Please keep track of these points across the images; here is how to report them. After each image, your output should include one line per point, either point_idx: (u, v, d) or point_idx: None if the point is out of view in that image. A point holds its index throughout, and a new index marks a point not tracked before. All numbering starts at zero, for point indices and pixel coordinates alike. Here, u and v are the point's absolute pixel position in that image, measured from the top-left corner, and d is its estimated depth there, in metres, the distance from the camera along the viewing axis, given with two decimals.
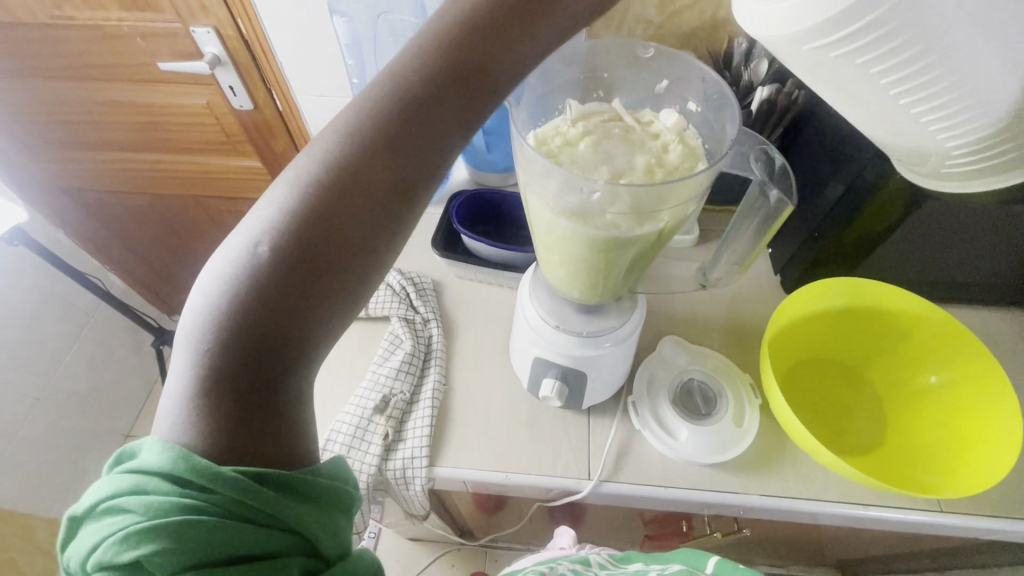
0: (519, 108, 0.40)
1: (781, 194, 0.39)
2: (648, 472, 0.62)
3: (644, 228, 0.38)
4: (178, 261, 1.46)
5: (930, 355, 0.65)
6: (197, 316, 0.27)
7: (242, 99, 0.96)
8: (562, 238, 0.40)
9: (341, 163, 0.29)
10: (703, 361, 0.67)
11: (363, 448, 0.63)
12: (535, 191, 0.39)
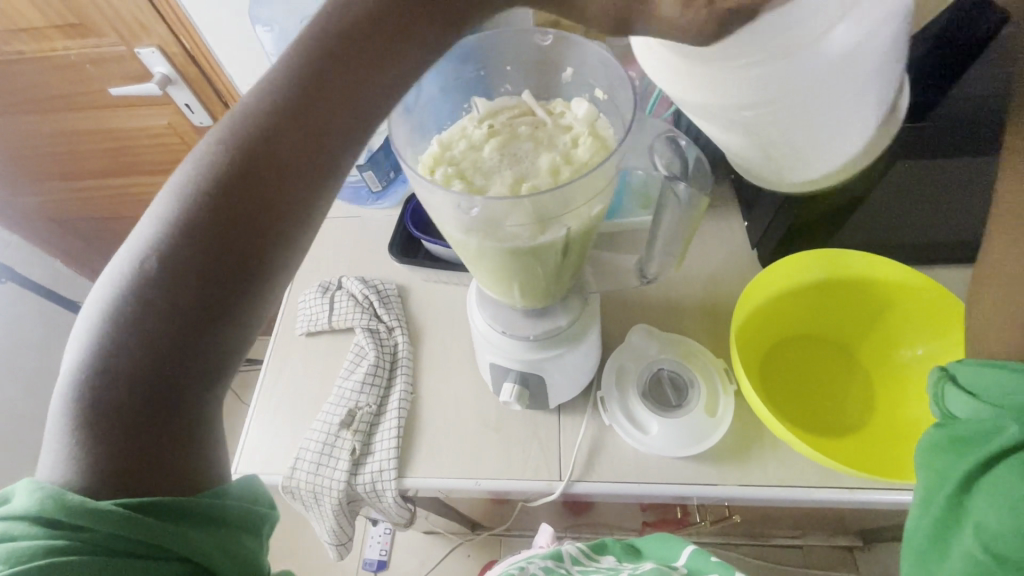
0: (408, 117, 0.37)
1: (690, 188, 0.39)
2: (621, 469, 0.60)
3: (554, 235, 0.36)
4: None
5: (910, 326, 0.61)
6: (81, 346, 0.27)
7: (201, 116, 0.95)
8: (474, 251, 0.38)
9: (222, 175, 0.27)
10: (674, 348, 0.64)
11: (332, 464, 0.63)
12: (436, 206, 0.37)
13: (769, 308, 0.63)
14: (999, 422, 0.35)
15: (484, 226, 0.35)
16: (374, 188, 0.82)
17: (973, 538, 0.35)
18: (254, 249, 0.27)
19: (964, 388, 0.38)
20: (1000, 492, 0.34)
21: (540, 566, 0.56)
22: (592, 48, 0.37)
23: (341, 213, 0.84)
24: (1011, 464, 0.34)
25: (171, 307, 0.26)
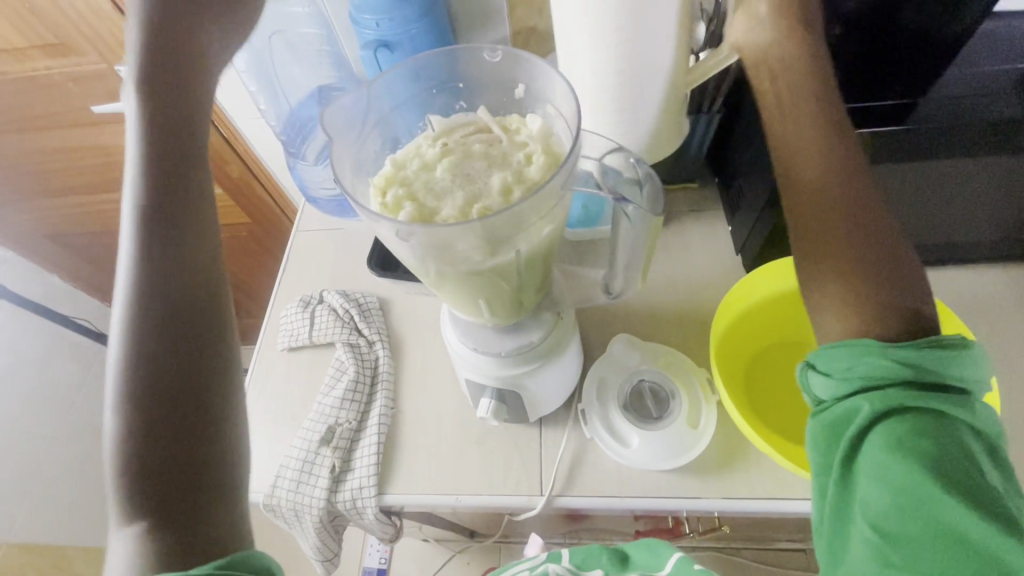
0: (350, 137, 0.38)
1: None
2: (603, 483, 0.59)
3: (507, 258, 0.35)
4: None
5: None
6: (113, 443, 0.34)
7: None
8: (428, 274, 0.38)
9: (148, 283, 0.36)
10: (655, 358, 0.63)
11: (311, 482, 0.62)
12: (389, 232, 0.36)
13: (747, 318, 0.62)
14: (857, 402, 0.39)
15: (436, 251, 0.34)
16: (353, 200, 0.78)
17: (864, 513, 0.37)
18: (209, 317, 0.37)
19: (823, 373, 0.42)
20: (879, 467, 0.37)
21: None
22: (541, 64, 0.37)
23: (324, 225, 0.84)
24: (879, 437, 0.37)
25: (168, 373, 0.35)
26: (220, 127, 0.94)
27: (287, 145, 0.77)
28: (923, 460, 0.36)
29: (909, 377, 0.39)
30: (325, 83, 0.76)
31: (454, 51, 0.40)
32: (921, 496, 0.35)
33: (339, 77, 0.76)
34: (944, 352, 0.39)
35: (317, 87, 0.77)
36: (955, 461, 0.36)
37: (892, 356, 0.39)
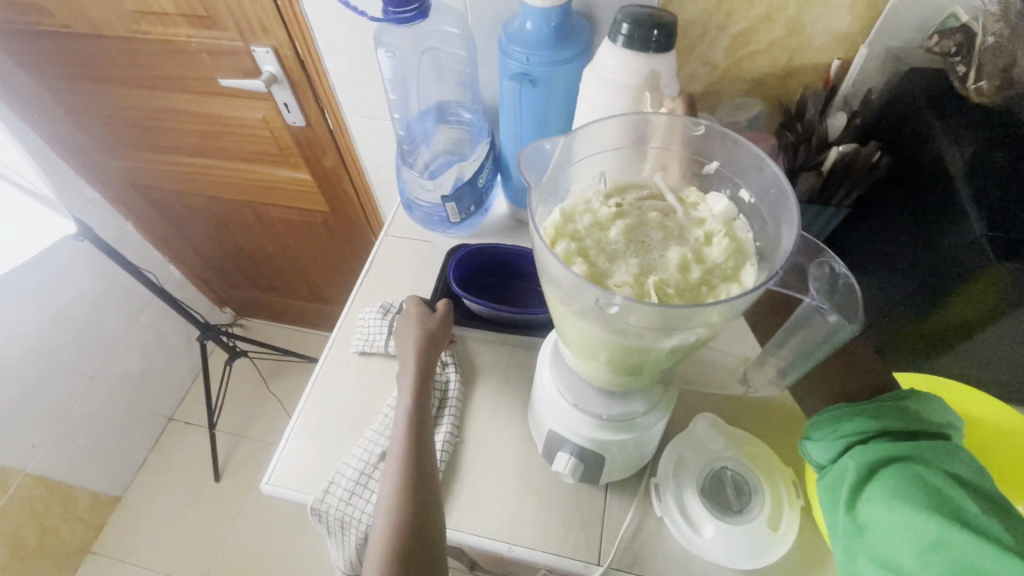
0: (542, 183, 0.40)
1: (840, 316, 0.38)
2: (665, 566, 0.56)
3: (665, 342, 0.33)
4: (232, 260, 1.52)
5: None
6: None
7: (296, 116, 0.97)
8: (570, 328, 0.37)
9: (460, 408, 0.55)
10: (739, 446, 0.60)
11: (364, 496, 0.61)
12: (549, 280, 0.35)
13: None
14: (847, 461, 0.44)
15: (598, 317, 0.33)
16: (452, 219, 0.78)
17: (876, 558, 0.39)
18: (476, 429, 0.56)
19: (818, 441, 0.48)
20: (870, 508, 0.41)
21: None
22: (757, 151, 0.38)
23: (413, 235, 0.84)
24: (872, 484, 0.41)
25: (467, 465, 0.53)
26: (330, 119, 0.96)
27: (399, 151, 0.79)
28: (902, 489, 0.39)
29: (884, 429, 0.45)
30: (444, 100, 0.78)
31: (653, 118, 0.41)
32: (907, 522, 0.38)
33: (461, 99, 0.78)
34: (910, 405, 0.45)
35: (435, 102, 0.78)
36: (934, 484, 0.39)
37: (861, 417, 0.46)
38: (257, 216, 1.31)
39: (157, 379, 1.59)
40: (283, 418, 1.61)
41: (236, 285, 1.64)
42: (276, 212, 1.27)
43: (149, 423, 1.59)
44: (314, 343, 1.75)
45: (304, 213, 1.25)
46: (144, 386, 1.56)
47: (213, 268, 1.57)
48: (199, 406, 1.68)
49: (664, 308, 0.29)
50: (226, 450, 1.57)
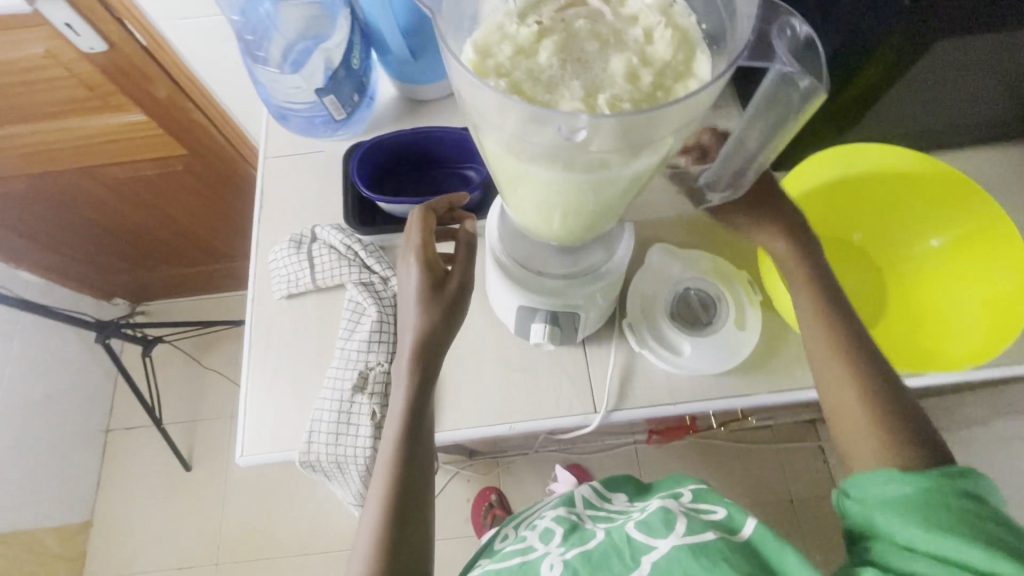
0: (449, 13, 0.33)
1: (815, 79, 0.37)
2: (655, 393, 0.59)
3: (636, 163, 0.29)
4: (95, 244, 1.29)
5: (939, 207, 0.60)
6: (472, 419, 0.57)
7: (90, 39, 0.75)
8: (526, 183, 0.32)
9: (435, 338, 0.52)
10: (696, 265, 0.61)
11: (352, 431, 0.58)
12: (489, 130, 0.30)
13: (805, 198, 0.62)
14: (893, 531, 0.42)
15: (561, 155, 0.28)
16: (337, 117, 0.67)
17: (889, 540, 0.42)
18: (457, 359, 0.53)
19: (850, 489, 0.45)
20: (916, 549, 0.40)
21: (553, 518, 0.63)
22: None
23: (299, 148, 0.73)
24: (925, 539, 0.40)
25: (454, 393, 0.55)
26: (138, 32, 0.75)
27: (244, 49, 0.64)
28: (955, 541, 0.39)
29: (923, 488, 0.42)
30: None
31: None
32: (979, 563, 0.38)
33: None
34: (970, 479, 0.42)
35: None
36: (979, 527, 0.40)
37: (907, 484, 0.42)
38: (101, 184, 1.08)
39: (70, 397, 1.41)
40: (234, 389, 1.52)
41: (114, 271, 1.42)
42: (122, 173, 1.05)
43: (85, 442, 1.44)
44: (234, 305, 1.60)
45: (157, 164, 1.04)
46: (59, 408, 1.38)
47: (77, 260, 1.33)
48: (134, 408, 1.54)
49: (633, 115, 0.25)
50: (185, 439, 1.47)
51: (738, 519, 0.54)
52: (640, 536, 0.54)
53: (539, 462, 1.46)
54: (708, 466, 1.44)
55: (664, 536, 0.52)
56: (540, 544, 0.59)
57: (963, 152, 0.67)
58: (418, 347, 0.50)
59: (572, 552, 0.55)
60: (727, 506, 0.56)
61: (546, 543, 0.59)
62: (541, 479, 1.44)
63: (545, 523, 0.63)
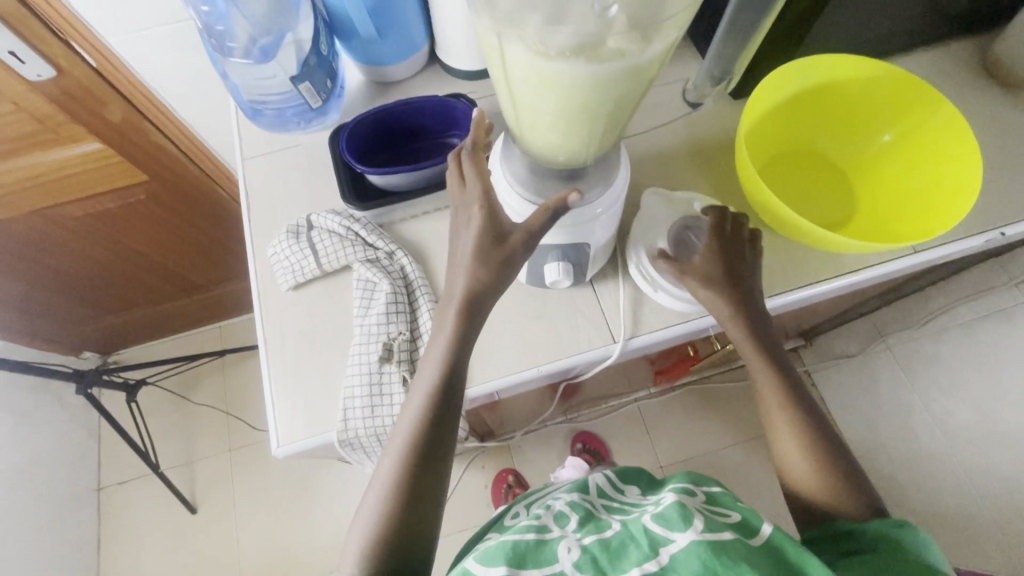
0: None
1: None
2: (667, 316, 0.63)
3: (652, 49, 0.32)
4: (56, 295, 1.22)
5: (883, 107, 0.66)
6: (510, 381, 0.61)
7: (37, 66, 0.73)
8: (548, 87, 0.34)
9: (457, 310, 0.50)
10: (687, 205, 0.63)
11: (386, 402, 0.59)
12: (515, 33, 0.32)
13: (768, 118, 0.66)
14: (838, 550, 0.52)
15: (581, 45, 0.31)
16: (313, 105, 0.68)
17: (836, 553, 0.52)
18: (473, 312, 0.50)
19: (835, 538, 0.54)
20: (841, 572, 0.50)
21: (567, 504, 0.60)
22: None
23: (276, 146, 0.72)
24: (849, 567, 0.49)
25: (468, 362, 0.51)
26: (87, 53, 0.73)
27: (206, 42, 0.62)
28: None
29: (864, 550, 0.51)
30: None
31: None
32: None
33: None
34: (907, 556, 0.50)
35: None
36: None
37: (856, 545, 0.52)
38: (59, 226, 1.02)
39: (54, 460, 1.34)
40: (229, 419, 1.48)
41: (79, 322, 1.35)
42: (80, 211, 1.01)
43: (78, 504, 1.37)
44: (212, 338, 1.55)
45: (117, 196, 1.01)
46: (46, 473, 1.30)
47: (38, 316, 1.26)
48: (124, 461, 1.47)
49: None
50: (187, 480, 1.42)
51: (754, 522, 0.52)
52: (656, 527, 0.50)
53: (548, 438, 1.48)
54: (707, 410, 1.50)
55: (683, 529, 0.49)
56: (555, 527, 0.55)
57: (892, 60, 0.75)
58: (443, 299, 0.51)
59: (588, 537, 0.52)
60: (742, 511, 0.54)
61: (561, 527, 0.55)
62: (553, 454, 1.46)
63: (556, 509, 0.59)
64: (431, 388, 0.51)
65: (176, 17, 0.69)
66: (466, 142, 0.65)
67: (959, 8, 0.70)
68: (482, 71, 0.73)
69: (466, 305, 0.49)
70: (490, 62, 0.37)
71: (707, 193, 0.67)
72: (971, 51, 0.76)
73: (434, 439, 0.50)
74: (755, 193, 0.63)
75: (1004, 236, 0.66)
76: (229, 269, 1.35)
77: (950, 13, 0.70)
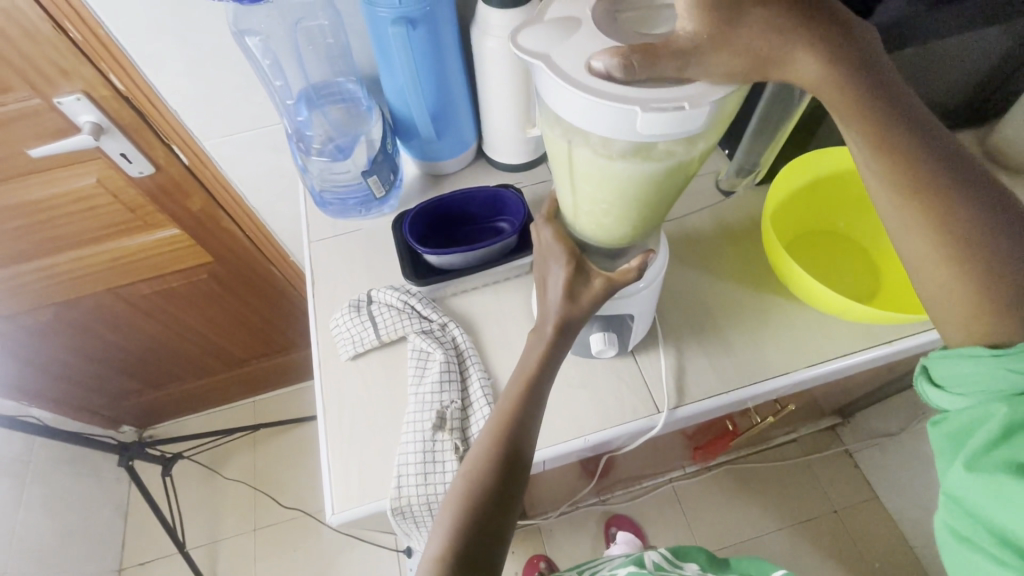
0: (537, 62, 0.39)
1: None
2: (708, 386, 0.65)
3: (697, 148, 0.39)
4: (110, 369, 1.28)
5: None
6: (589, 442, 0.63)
7: (140, 165, 0.84)
8: (610, 177, 0.40)
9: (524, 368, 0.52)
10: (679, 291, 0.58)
11: (439, 469, 0.61)
12: (580, 140, 0.39)
13: (791, 201, 0.72)
14: (990, 409, 0.38)
15: (632, 147, 0.38)
16: (377, 195, 0.76)
17: (986, 434, 0.38)
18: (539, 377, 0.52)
19: (941, 384, 0.42)
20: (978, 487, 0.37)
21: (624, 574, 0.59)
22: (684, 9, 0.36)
23: (339, 230, 0.80)
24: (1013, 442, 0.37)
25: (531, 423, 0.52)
26: (182, 154, 0.84)
27: (292, 144, 0.72)
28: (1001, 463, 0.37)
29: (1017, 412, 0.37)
30: (320, 82, 0.76)
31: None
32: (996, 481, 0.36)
33: (339, 75, 0.76)
34: None
35: (312, 84, 0.75)
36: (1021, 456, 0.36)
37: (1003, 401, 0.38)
38: (127, 303, 1.11)
39: (82, 536, 1.33)
40: (256, 496, 1.46)
41: (125, 396, 1.39)
42: (148, 288, 1.10)
43: None
44: (247, 412, 1.57)
45: (183, 275, 1.10)
46: (73, 550, 1.29)
47: (90, 389, 1.32)
48: (149, 538, 1.44)
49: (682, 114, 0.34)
50: (208, 561, 1.38)
51: None
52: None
53: (582, 521, 1.42)
54: (748, 492, 1.44)
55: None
56: None
57: None
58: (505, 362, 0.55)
59: None
60: None
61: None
62: (587, 539, 1.40)
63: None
64: (491, 449, 0.50)
65: (264, 124, 0.80)
66: (512, 225, 0.72)
67: (955, 106, 0.78)
68: (526, 164, 0.82)
69: (524, 370, 0.53)
70: (554, 160, 0.44)
71: (737, 269, 0.72)
72: (971, 141, 0.83)
73: (490, 502, 0.48)
74: (784, 269, 0.67)
75: None
76: (271, 345, 1.41)
77: (947, 110, 0.78)
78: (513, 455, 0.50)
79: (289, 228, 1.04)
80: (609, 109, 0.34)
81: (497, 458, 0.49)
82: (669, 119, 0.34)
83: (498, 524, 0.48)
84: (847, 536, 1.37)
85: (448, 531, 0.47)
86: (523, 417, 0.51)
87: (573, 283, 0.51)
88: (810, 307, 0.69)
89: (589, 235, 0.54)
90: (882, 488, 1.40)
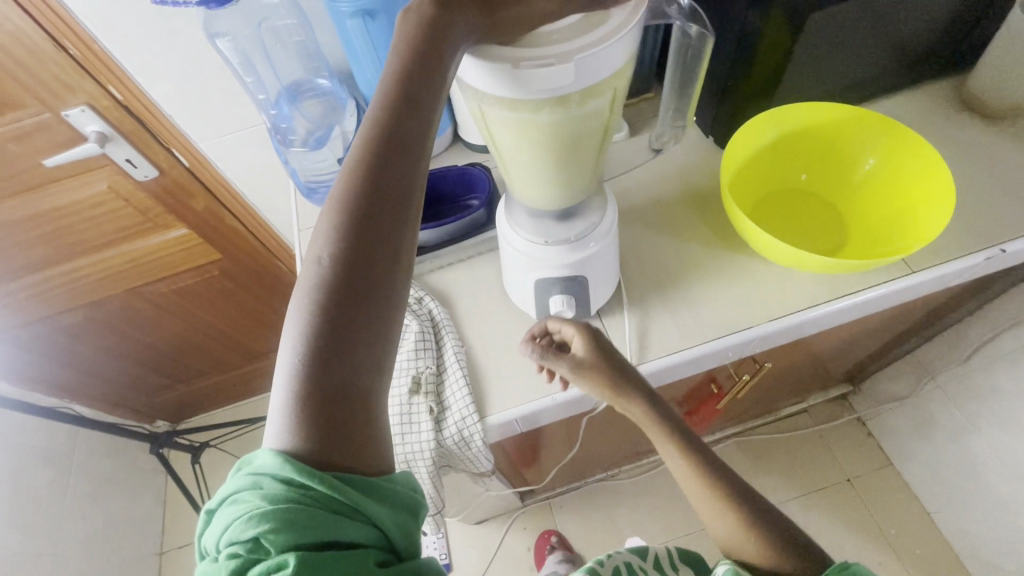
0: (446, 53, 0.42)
1: (699, 28, 0.53)
2: (672, 342, 0.67)
3: (602, 98, 0.42)
4: (138, 366, 1.38)
5: (866, 138, 0.71)
6: (560, 399, 0.66)
7: (145, 169, 0.92)
8: (526, 134, 0.44)
9: (372, 175, 0.37)
10: (556, 231, 0.58)
11: (415, 428, 0.66)
12: (493, 106, 0.42)
13: (753, 162, 0.74)
14: None
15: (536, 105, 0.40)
16: None
17: None
18: (397, 199, 0.37)
19: None
20: None
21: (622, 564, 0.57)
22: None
23: None
24: None
25: (369, 259, 0.37)
26: (181, 156, 0.91)
27: (274, 139, 0.78)
28: None
29: None
30: (293, 80, 0.81)
31: None
32: None
33: (313, 72, 0.80)
34: None
35: (286, 84, 0.80)
36: None
37: None
38: (148, 301, 1.19)
39: (125, 521, 1.43)
40: None
41: (155, 392, 1.49)
42: (166, 287, 1.18)
43: (143, 566, 1.44)
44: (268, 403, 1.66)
45: (195, 272, 1.17)
46: (118, 533, 1.40)
47: (121, 385, 1.41)
48: (184, 523, 1.53)
49: (565, 71, 0.36)
50: None
51: None
52: None
53: (590, 497, 1.45)
54: (756, 463, 1.44)
55: None
56: None
57: (870, 104, 0.81)
58: (351, 155, 0.37)
59: None
60: None
61: None
62: (597, 512, 1.43)
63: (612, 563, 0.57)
64: (317, 269, 0.36)
65: (251, 122, 0.85)
66: (480, 201, 0.75)
67: (925, 57, 0.77)
68: None
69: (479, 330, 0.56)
70: (484, 131, 0.48)
71: (701, 231, 0.74)
72: (944, 90, 0.82)
73: (333, 336, 0.36)
74: (745, 231, 0.69)
75: (1007, 253, 0.69)
76: None
77: (916, 61, 0.77)
78: (368, 260, 0.37)
79: (288, 221, 1.10)
80: (493, 70, 0.37)
81: (338, 281, 0.36)
82: (544, 75, 0.37)
83: (365, 353, 0.37)
84: (860, 504, 1.36)
85: (293, 360, 0.36)
86: (380, 225, 0.37)
87: (425, 66, 0.36)
88: (775, 264, 0.71)
89: (532, 203, 0.58)
90: (896, 454, 1.38)
